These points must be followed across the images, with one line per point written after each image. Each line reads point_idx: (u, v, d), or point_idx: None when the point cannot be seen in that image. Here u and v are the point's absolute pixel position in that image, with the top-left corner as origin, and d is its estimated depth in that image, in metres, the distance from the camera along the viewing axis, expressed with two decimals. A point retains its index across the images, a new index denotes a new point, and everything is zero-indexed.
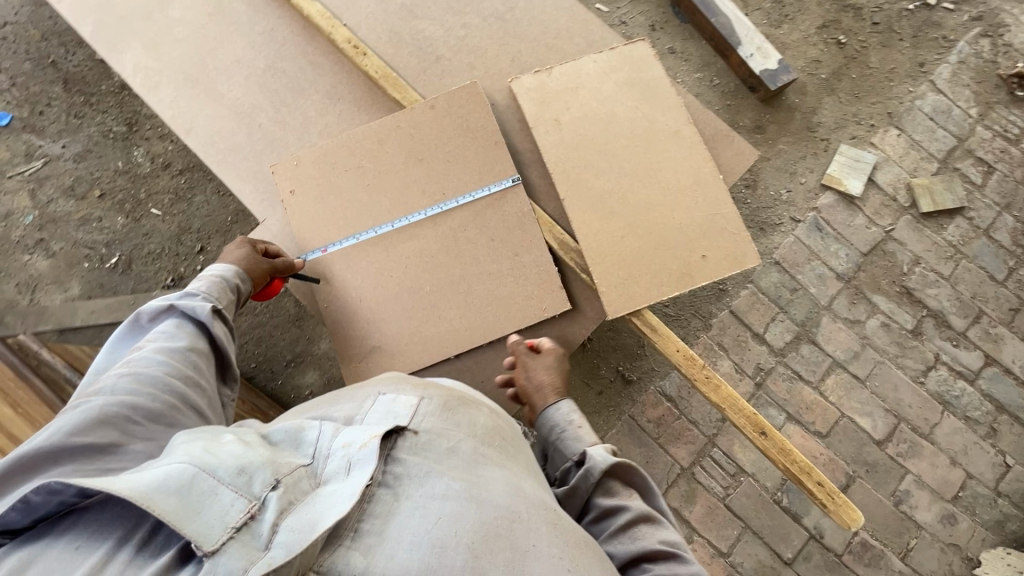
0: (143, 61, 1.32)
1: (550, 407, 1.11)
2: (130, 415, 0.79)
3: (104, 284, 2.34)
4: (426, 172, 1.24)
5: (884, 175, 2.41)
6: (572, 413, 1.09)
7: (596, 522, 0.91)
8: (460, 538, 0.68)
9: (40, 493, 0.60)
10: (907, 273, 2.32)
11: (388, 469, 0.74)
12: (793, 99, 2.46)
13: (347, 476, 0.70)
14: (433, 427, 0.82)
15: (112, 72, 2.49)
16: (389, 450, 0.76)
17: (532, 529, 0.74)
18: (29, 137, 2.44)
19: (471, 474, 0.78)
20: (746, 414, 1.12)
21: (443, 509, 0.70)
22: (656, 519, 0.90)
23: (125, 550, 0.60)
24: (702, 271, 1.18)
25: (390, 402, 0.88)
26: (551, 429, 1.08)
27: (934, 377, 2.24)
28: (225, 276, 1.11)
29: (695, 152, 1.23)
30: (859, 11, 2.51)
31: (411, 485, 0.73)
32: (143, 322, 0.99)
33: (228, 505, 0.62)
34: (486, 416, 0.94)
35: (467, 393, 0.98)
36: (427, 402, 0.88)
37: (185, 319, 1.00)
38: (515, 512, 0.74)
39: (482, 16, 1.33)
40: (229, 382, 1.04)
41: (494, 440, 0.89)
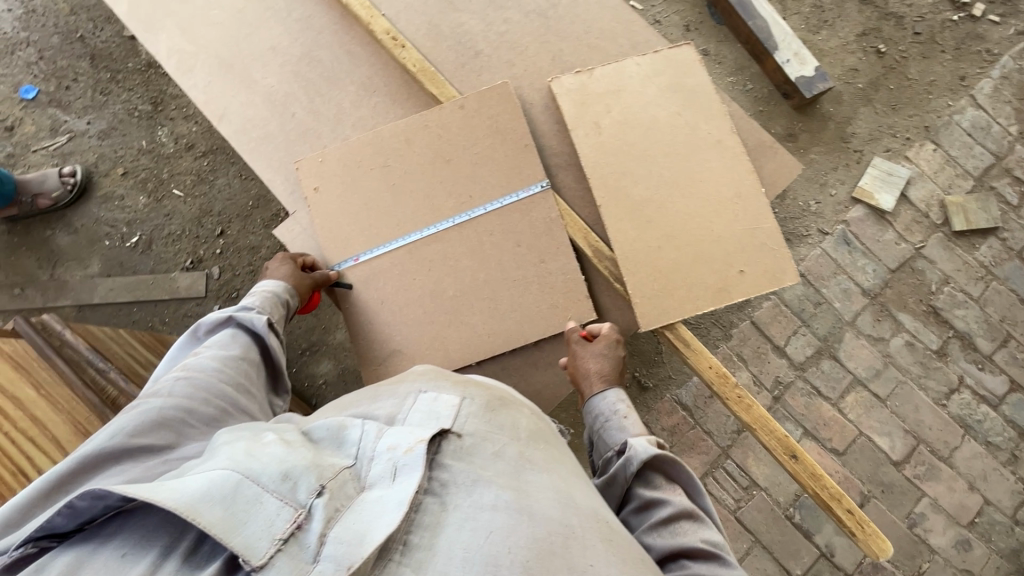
0: (178, 44, 1.30)
1: (597, 395, 1.08)
2: (184, 420, 0.85)
3: (123, 262, 2.33)
4: (455, 173, 1.21)
5: (917, 190, 2.35)
6: (620, 403, 1.06)
7: (637, 512, 0.92)
8: (515, 555, 0.67)
9: (85, 498, 0.60)
10: (935, 292, 2.27)
11: (434, 476, 0.75)
12: (827, 107, 2.39)
13: (393, 482, 0.70)
14: (477, 430, 0.83)
15: (139, 50, 2.47)
16: (435, 455, 0.77)
17: (586, 545, 0.72)
18: (54, 112, 2.44)
19: (516, 483, 0.77)
20: (777, 437, 1.10)
21: (494, 524, 0.70)
22: (699, 518, 0.89)
23: (171, 559, 0.60)
24: (740, 287, 1.15)
25: (432, 401, 0.88)
26: (595, 418, 1.06)
27: (956, 400, 2.19)
28: (276, 291, 1.15)
29: (738, 163, 1.19)
30: (901, 19, 2.43)
31: (455, 496, 0.72)
32: (202, 331, 1.06)
33: (274, 513, 0.62)
34: (528, 418, 0.93)
35: (507, 391, 0.97)
36: (469, 403, 0.88)
37: (240, 330, 1.07)
38: (564, 527, 0.73)
39: (523, 12, 1.29)
40: (281, 392, 1.10)
41: (537, 444, 0.88)
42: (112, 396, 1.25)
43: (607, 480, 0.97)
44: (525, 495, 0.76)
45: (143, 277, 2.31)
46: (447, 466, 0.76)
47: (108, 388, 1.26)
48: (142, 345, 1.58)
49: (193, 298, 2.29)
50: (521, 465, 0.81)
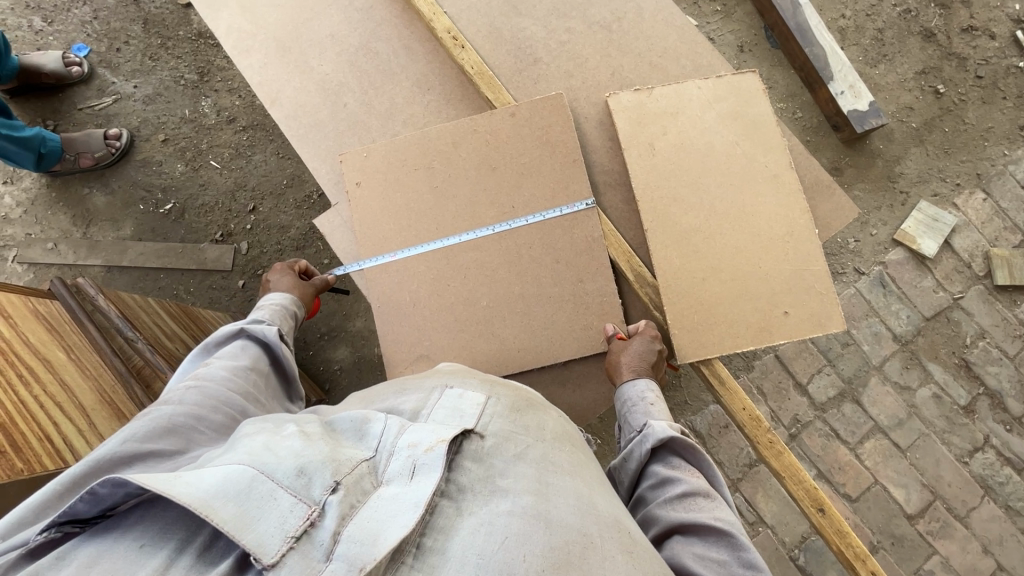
0: (237, 22, 1.29)
1: (627, 381, 1.06)
2: (196, 423, 0.85)
3: (155, 228, 2.35)
4: (499, 182, 1.19)
5: (962, 239, 2.28)
6: (649, 391, 1.05)
7: (654, 488, 0.93)
8: (530, 563, 0.64)
9: (106, 485, 0.58)
10: (969, 345, 2.20)
11: (452, 477, 0.72)
12: (877, 144, 2.32)
13: (410, 481, 0.68)
14: (500, 430, 0.81)
15: (191, 19, 2.49)
16: (455, 454, 0.75)
17: (605, 556, 0.69)
18: (103, 73, 2.47)
19: (536, 487, 0.75)
20: (806, 488, 1.06)
21: (509, 528, 0.67)
22: (713, 497, 0.89)
23: (187, 554, 0.59)
24: (782, 328, 1.11)
25: (457, 398, 0.86)
26: (622, 403, 1.06)
27: (980, 459, 2.11)
28: (286, 304, 1.30)
29: (792, 201, 1.15)
30: (963, 61, 2.36)
31: (472, 502, 0.70)
32: (212, 344, 1.09)
33: (288, 510, 0.60)
34: (553, 421, 0.91)
35: (533, 394, 0.96)
36: (494, 403, 0.86)
37: (250, 343, 1.11)
38: (582, 536, 0.70)
39: (587, 23, 1.27)
40: (295, 399, 1.16)
41: (561, 447, 0.86)
42: (138, 365, 1.24)
43: (625, 455, 0.99)
44: (546, 501, 0.73)
45: (173, 244, 2.33)
46: (465, 468, 0.74)
47: (135, 357, 1.24)
48: (169, 318, 1.59)
49: (219, 271, 2.31)
50: (544, 468, 0.79)
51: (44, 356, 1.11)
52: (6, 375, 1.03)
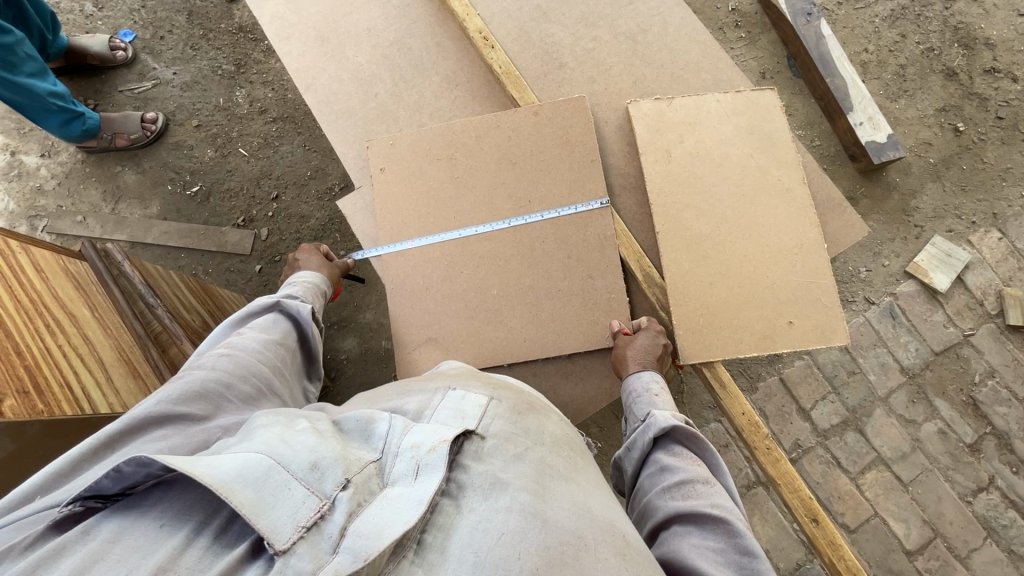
0: (281, 12, 1.36)
1: (632, 372, 1.09)
2: (225, 392, 0.89)
3: (181, 209, 2.42)
4: (517, 176, 1.23)
5: (974, 276, 2.27)
6: (654, 381, 1.08)
7: (653, 475, 0.96)
8: (525, 560, 0.66)
9: (131, 465, 0.60)
10: (978, 383, 2.18)
11: (452, 478, 0.74)
12: (894, 177, 2.34)
13: (414, 481, 0.69)
14: (502, 432, 0.83)
15: (234, 13, 2.60)
16: (457, 454, 0.77)
17: (598, 557, 0.71)
18: (146, 58, 2.57)
19: (534, 485, 0.77)
20: (801, 497, 1.06)
21: (506, 526, 0.69)
22: (711, 484, 0.90)
23: (204, 535, 0.61)
24: (786, 337, 1.13)
25: (460, 399, 0.87)
26: (629, 395, 1.09)
27: (983, 500, 2.07)
28: (315, 282, 1.34)
29: (803, 215, 1.18)
30: (985, 101, 2.38)
31: (472, 499, 0.71)
32: (246, 314, 1.13)
33: (300, 501, 0.62)
34: (555, 425, 0.93)
35: (534, 398, 0.97)
36: (496, 405, 0.87)
37: (281, 317, 1.15)
38: (577, 538, 0.72)
39: (614, 33, 1.31)
40: (314, 379, 1.20)
41: (560, 451, 0.87)
42: (156, 331, 1.30)
43: (627, 445, 1.03)
44: (544, 500, 0.75)
45: (196, 225, 2.40)
46: (467, 467, 0.75)
47: (155, 323, 1.30)
48: (188, 291, 1.64)
49: (238, 254, 2.37)
50: (543, 471, 0.80)
51: (72, 312, 1.15)
52: (35, 323, 1.05)
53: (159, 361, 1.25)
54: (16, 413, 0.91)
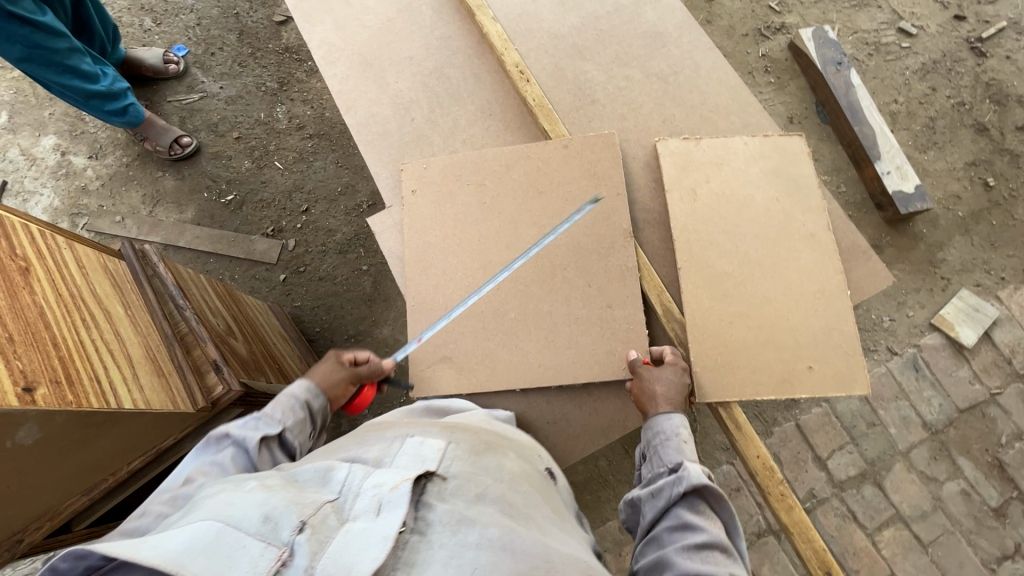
0: (329, 37, 1.42)
1: (662, 413, 1.08)
2: None
3: (214, 216, 2.50)
4: (544, 205, 1.26)
5: (1003, 333, 2.22)
6: (682, 426, 1.08)
7: (672, 530, 0.95)
8: None
9: (66, 559, 0.62)
10: (1005, 445, 2.10)
11: (419, 515, 0.75)
12: (920, 228, 2.33)
13: (376, 517, 0.70)
14: (462, 471, 0.86)
15: (282, 36, 2.75)
16: (419, 494, 0.78)
17: None
18: (195, 72, 2.71)
19: (501, 519, 0.80)
20: (814, 548, 1.03)
21: (477, 561, 0.72)
22: (730, 553, 0.91)
23: None
24: (805, 382, 1.11)
25: (418, 443, 0.89)
26: (654, 434, 1.09)
27: (1008, 568, 1.98)
28: (300, 395, 1.14)
29: (827, 261, 1.18)
30: (1015, 158, 2.39)
31: (442, 534, 0.73)
32: (209, 443, 1.01)
33: (257, 555, 0.64)
34: (512, 463, 0.96)
35: (490, 436, 1.00)
36: (454, 447, 0.90)
37: (242, 451, 1.00)
38: (546, 563, 0.76)
39: (646, 74, 1.36)
40: None
41: (519, 486, 0.90)
42: (182, 331, 1.35)
43: (652, 491, 1.02)
44: (511, 532, 0.78)
45: (227, 232, 2.47)
46: (432, 505, 0.77)
47: (181, 323, 1.37)
48: (215, 296, 1.69)
49: (264, 262, 2.43)
50: (505, 507, 0.84)
51: (107, 307, 1.18)
52: (73, 316, 1.06)
53: (183, 361, 1.29)
54: (48, 402, 0.91)
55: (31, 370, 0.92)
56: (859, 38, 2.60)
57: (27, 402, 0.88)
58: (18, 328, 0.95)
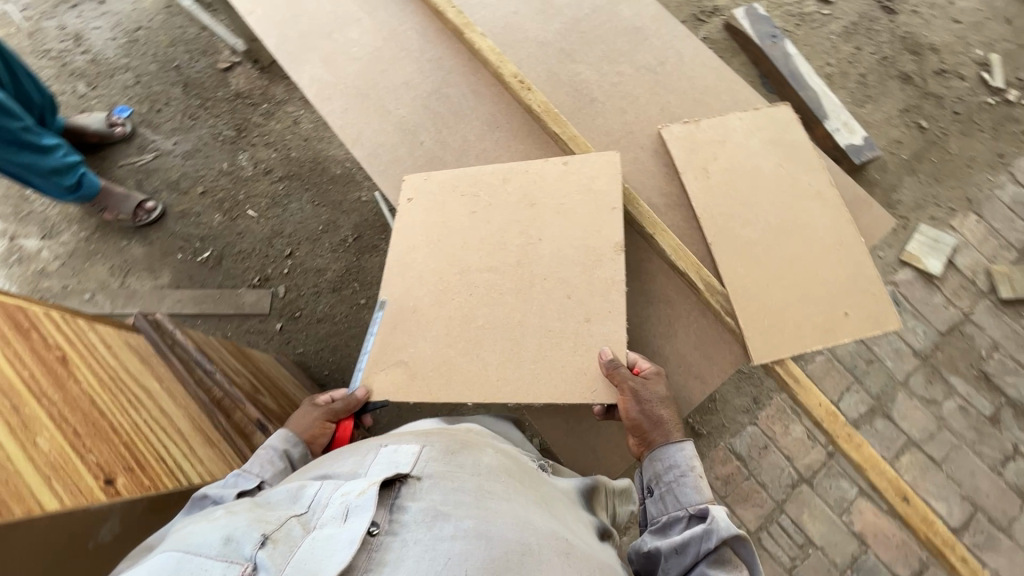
0: (319, 75, 1.41)
1: (674, 445, 1.10)
2: None
3: (193, 276, 2.39)
4: (535, 217, 1.23)
5: (963, 258, 2.42)
6: (694, 459, 1.09)
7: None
8: None
9: None
10: (986, 357, 2.29)
11: (394, 517, 0.74)
12: (873, 175, 2.53)
13: (343, 523, 0.71)
14: (437, 470, 0.84)
15: (229, 81, 2.66)
16: (394, 497, 0.77)
17: (541, 560, 0.75)
18: (144, 132, 2.59)
19: (477, 511, 0.78)
20: (889, 478, 1.10)
21: (451, 551, 0.70)
22: None
23: None
24: (846, 327, 1.18)
25: (393, 452, 0.88)
26: (670, 470, 1.09)
27: (1013, 468, 2.15)
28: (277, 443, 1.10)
29: (838, 214, 1.26)
30: (940, 99, 2.63)
31: (416, 532, 0.72)
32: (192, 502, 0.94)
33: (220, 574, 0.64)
34: (489, 457, 0.94)
35: (468, 437, 0.99)
36: (429, 449, 0.89)
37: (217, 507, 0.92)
38: (521, 545, 0.75)
39: (635, 67, 1.42)
40: None
41: (496, 478, 0.89)
42: (217, 397, 1.26)
43: (677, 546, 0.98)
44: (486, 521, 0.77)
45: (211, 290, 2.36)
46: (406, 506, 0.76)
47: (215, 388, 1.27)
48: (231, 355, 1.64)
49: (256, 314, 2.34)
50: (481, 495, 0.82)
51: (144, 384, 1.13)
52: (120, 400, 1.03)
53: (228, 426, 1.22)
54: (129, 491, 0.93)
55: (106, 462, 0.93)
56: (785, 11, 2.81)
57: (112, 495, 0.90)
58: (79, 421, 0.94)
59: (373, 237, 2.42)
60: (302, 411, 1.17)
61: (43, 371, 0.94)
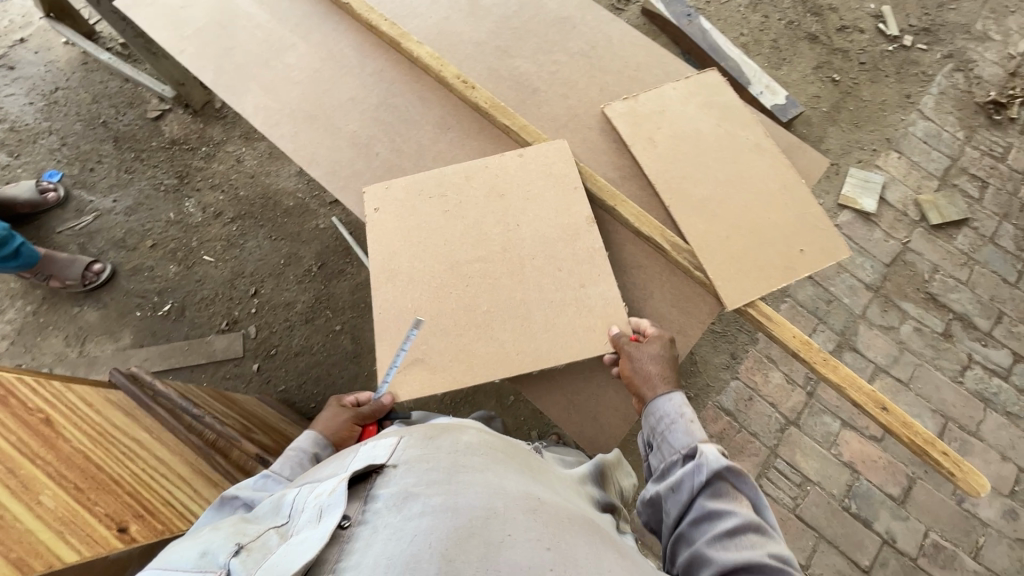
0: (263, 103, 1.41)
1: (661, 396, 1.12)
2: None
3: (157, 331, 2.31)
4: (505, 207, 1.28)
5: (892, 193, 2.61)
6: (684, 405, 1.11)
7: (699, 523, 0.97)
8: (435, 547, 0.67)
9: None
10: (929, 280, 2.47)
11: (368, 508, 0.76)
12: (801, 130, 2.71)
13: (317, 523, 0.73)
14: (412, 456, 0.85)
15: (162, 129, 2.59)
16: (368, 490, 0.79)
17: (508, 520, 0.74)
18: (79, 193, 2.49)
19: (448, 487, 0.78)
20: (865, 392, 1.19)
21: (417, 527, 0.71)
22: (764, 531, 0.94)
23: None
24: (804, 263, 1.26)
25: (372, 448, 0.89)
26: (659, 420, 1.11)
27: (971, 376, 2.32)
28: (305, 447, 1.15)
29: (778, 162, 1.35)
30: (846, 53, 2.84)
31: (386, 516, 0.73)
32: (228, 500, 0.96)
33: None
34: (469, 437, 0.95)
35: (449, 424, 1.00)
36: (407, 439, 0.90)
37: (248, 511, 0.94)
38: (487, 510, 0.75)
39: (569, 55, 1.49)
40: None
41: (473, 454, 0.89)
42: (211, 439, 1.23)
43: (672, 486, 1.02)
44: (455, 495, 0.77)
45: (178, 343, 2.29)
46: (378, 495, 0.78)
47: (206, 431, 1.24)
48: (216, 399, 1.61)
49: (231, 359, 2.28)
50: (452, 471, 0.82)
51: (136, 435, 1.15)
52: (115, 453, 1.07)
53: (229, 468, 1.21)
54: (145, 536, 0.99)
55: (114, 511, 0.98)
56: None
57: (129, 541, 0.95)
58: (77, 476, 0.98)
59: (338, 262, 2.40)
60: (329, 415, 1.23)
61: (28, 433, 0.97)
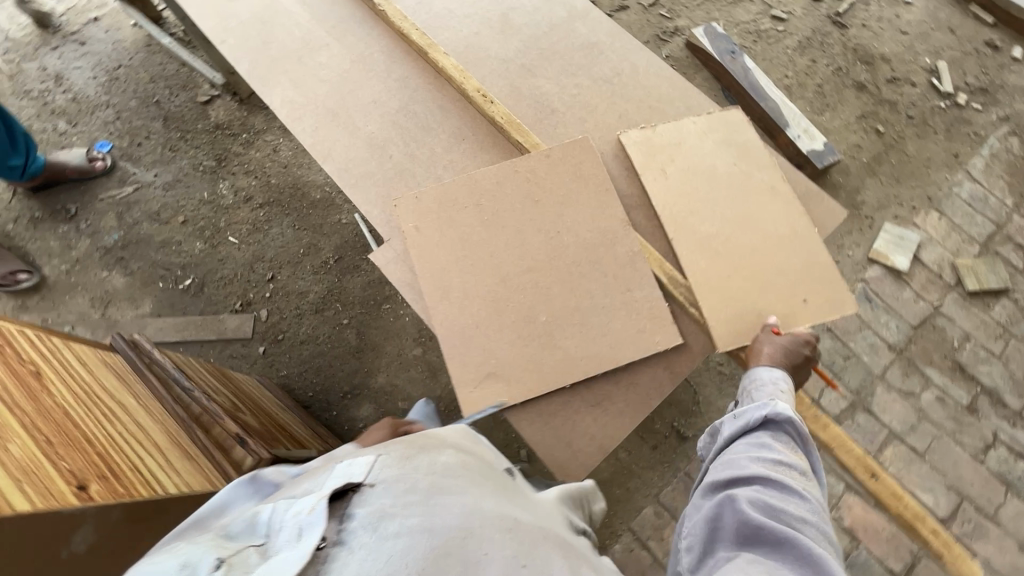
0: (290, 97, 1.47)
1: (764, 365, 1.16)
2: None
3: (175, 304, 2.40)
4: (541, 211, 1.30)
5: (928, 253, 2.50)
6: (784, 381, 1.14)
7: (747, 444, 1.06)
8: (412, 567, 0.66)
9: None
10: (958, 348, 2.34)
11: (343, 527, 0.70)
12: (837, 178, 2.63)
13: (297, 544, 0.67)
14: (392, 471, 0.78)
15: (209, 113, 2.72)
16: (343, 508, 0.72)
17: (482, 538, 0.73)
18: (124, 165, 2.63)
19: (426, 505, 0.74)
20: (856, 456, 1.13)
21: (395, 548, 0.67)
22: (803, 476, 1.00)
23: None
24: (804, 313, 1.23)
25: (348, 465, 0.80)
26: (751, 380, 1.17)
27: (994, 456, 2.18)
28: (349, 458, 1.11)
29: (791, 207, 1.32)
30: (894, 105, 2.76)
31: (363, 536, 0.68)
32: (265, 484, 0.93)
33: None
34: (448, 455, 0.89)
35: (422, 442, 0.92)
36: (386, 456, 0.82)
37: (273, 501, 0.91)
38: (463, 529, 0.73)
39: (593, 79, 1.49)
40: None
41: (452, 473, 0.84)
42: (196, 412, 1.33)
43: (737, 414, 1.12)
44: (432, 513, 0.73)
45: (193, 317, 2.37)
46: (355, 514, 0.71)
47: (194, 405, 1.34)
48: (210, 375, 1.63)
49: (239, 339, 2.35)
50: (431, 490, 0.77)
51: (121, 399, 1.21)
52: (95, 413, 1.11)
53: (207, 442, 1.28)
54: (104, 496, 0.98)
55: (78, 469, 0.98)
56: (742, 29, 2.95)
57: (85, 499, 0.94)
58: (51, 430, 1.01)
59: (355, 257, 2.45)
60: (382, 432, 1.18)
61: (16, 382, 1.02)
